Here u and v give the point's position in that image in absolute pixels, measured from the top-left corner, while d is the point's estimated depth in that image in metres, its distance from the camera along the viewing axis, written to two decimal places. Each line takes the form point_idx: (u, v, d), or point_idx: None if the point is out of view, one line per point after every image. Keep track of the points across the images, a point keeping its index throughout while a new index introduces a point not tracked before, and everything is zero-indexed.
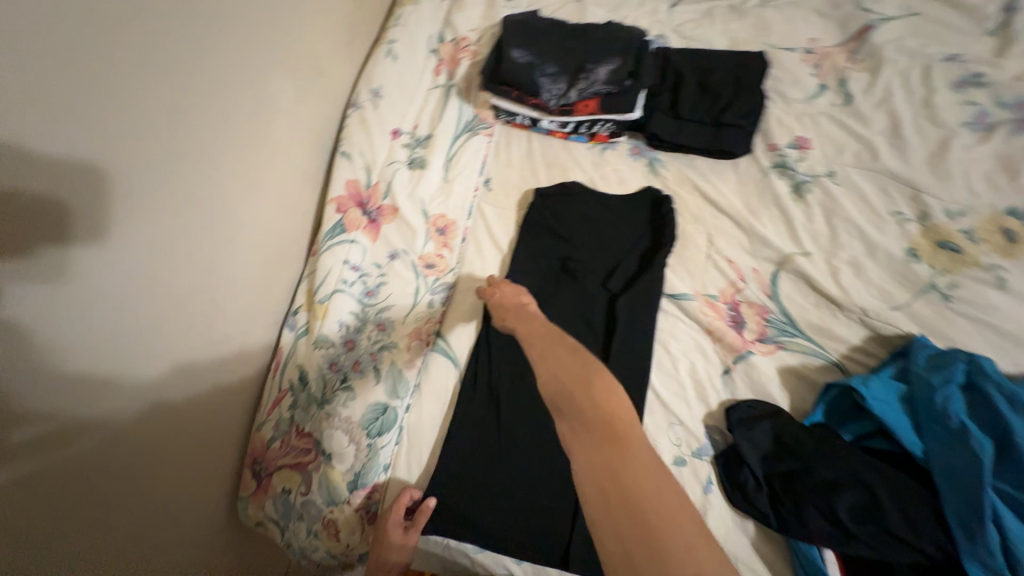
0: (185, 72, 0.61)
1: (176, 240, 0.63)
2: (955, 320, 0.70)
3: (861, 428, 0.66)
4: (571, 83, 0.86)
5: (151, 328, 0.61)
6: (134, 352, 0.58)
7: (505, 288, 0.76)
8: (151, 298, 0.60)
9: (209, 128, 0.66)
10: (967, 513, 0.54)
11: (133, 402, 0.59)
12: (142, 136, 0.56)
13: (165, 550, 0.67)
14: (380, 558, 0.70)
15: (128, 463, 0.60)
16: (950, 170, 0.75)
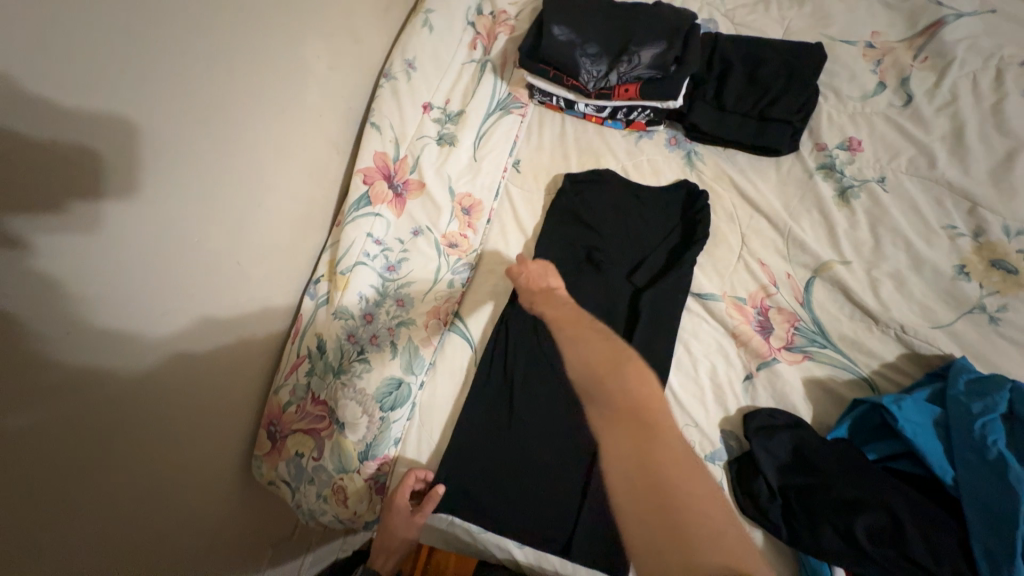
0: (218, 31, 0.60)
1: (205, 203, 0.63)
2: (1000, 344, 0.66)
3: (887, 448, 0.63)
4: (613, 65, 0.82)
5: (180, 289, 0.62)
6: (160, 308, 0.59)
7: (531, 267, 0.77)
8: (179, 257, 0.61)
9: (242, 91, 0.66)
10: (996, 547, 0.52)
11: (157, 360, 0.60)
12: (175, 96, 0.56)
13: (182, 502, 0.70)
14: (390, 530, 0.75)
15: (151, 419, 0.62)
16: (1013, 185, 0.70)
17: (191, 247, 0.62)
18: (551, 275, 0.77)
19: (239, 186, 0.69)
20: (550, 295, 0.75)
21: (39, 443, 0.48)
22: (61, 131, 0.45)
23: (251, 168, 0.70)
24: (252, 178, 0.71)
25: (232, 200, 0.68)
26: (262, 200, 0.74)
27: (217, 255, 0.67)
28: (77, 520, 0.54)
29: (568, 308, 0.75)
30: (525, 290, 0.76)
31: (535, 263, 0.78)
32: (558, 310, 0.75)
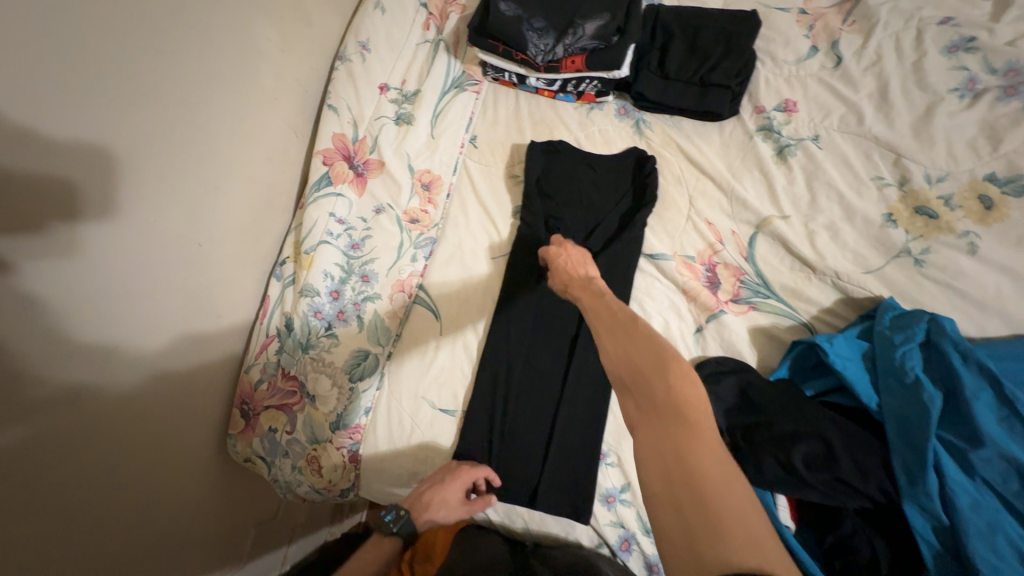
0: (169, 37, 0.63)
1: (172, 210, 0.66)
2: (923, 284, 0.72)
3: (823, 384, 0.68)
4: (559, 38, 0.85)
5: (153, 294, 0.65)
6: (133, 310, 0.63)
7: (571, 252, 0.71)
8: (150, 261, 0.64)
9: (197, 96, 0.68)
10: (912, 460, 0.56)
11: (134, 361, 0.64)
12: (135, 112, 0.59)
13: (171, 496, 0.73)
14: (436, 496, 0.70)
15: (132, 419, 0.65)
16: (932, 136, 0.75)
17: (150, 233, 0.63)
18: (591, 265, 0.69)
19: (197, 172, 0.70)
20: (587, 278, 0.64)
21: (16, 439, 0.51)
22: (24, 153, 0.48)
23: (208, 153, 0.71)
24: (211, 163, 0.72)
25: (190, 185, 0.69)
26: (224, 185, 0.75)
27: (179, 240, 0.68)
28: (49, 496, 0.56)
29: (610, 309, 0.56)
30: (558, 266, 0.69)
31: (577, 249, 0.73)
32: (596, 306, 0.57)
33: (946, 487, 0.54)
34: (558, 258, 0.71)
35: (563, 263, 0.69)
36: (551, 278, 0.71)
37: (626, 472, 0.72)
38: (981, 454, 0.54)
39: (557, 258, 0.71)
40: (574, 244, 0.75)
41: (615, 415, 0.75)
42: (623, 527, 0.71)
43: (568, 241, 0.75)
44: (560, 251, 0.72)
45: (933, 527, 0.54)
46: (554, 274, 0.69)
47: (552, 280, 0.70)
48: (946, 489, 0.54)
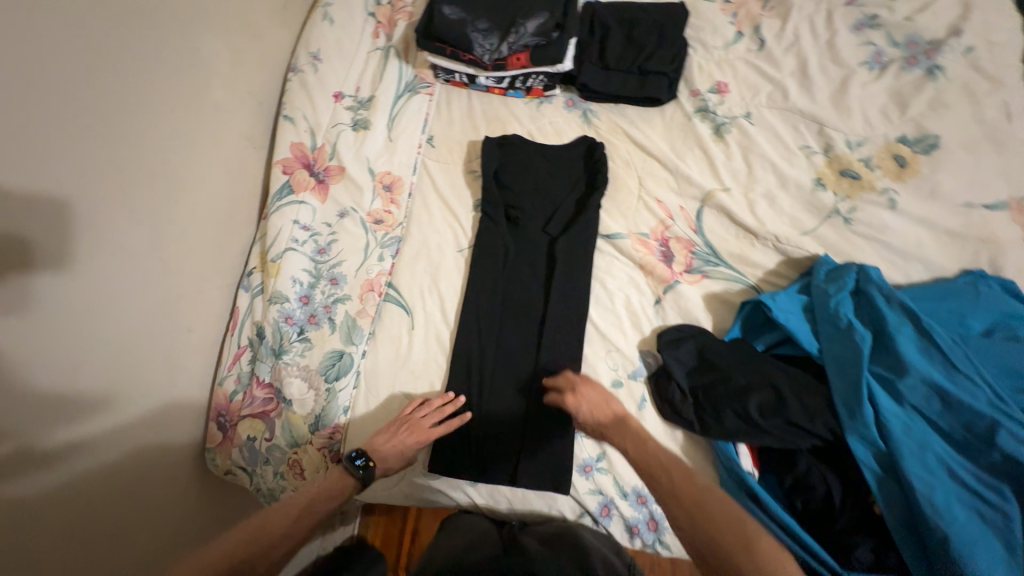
0: (115, 61, 0.64)
1: (129, 229, 0.67)
2: (854, 240, 0.78)
3: (771, 338, 0.73)
4: (502, 38, 0.90)
5: (116, 314, 0.65)
6: (97, 332, 0.63)
7: (586, 405, 0.71)
8: (109, 282, 0.64)
9: (146, 117, 0.69)
10: (849, 395, 0.62)
11: (100, 383, 0.64)
12: (80, 135, 0.60)
13: (162, 516, 0.73)
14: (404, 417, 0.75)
15: (105, 443, 0.65)
16: (849, 106, 0.83)
17: (109, 248, 0.64)
18: (613, 401, 0.72)
19: (153, 187, 0.71)
20: (626, 429, 0.69)
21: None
22: None
23: (163, 168, 0.72)
24: (167, 178, 0.73)
25: (147, 200, 0.70)
26: (182, 198, 0.76)
27: (140, 254, 0.69)
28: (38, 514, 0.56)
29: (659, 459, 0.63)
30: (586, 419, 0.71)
31: (595, 389, 0.73)
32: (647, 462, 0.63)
33: (881, 416, 0.60)
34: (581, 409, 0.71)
35: (590, 417, 0.71)
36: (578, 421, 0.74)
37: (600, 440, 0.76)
38: (907, 382, 0.60)
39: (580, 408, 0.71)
40: (587, 390, 0.72)
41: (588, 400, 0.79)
42: (602, 493, 0.74)
43: (576, 376, 0.75)
44: (579, 401, 0.72)
45: (874, 454, 0.60)
46: (583, 423, 0.72)
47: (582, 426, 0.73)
48: (881, 417, 0.60)
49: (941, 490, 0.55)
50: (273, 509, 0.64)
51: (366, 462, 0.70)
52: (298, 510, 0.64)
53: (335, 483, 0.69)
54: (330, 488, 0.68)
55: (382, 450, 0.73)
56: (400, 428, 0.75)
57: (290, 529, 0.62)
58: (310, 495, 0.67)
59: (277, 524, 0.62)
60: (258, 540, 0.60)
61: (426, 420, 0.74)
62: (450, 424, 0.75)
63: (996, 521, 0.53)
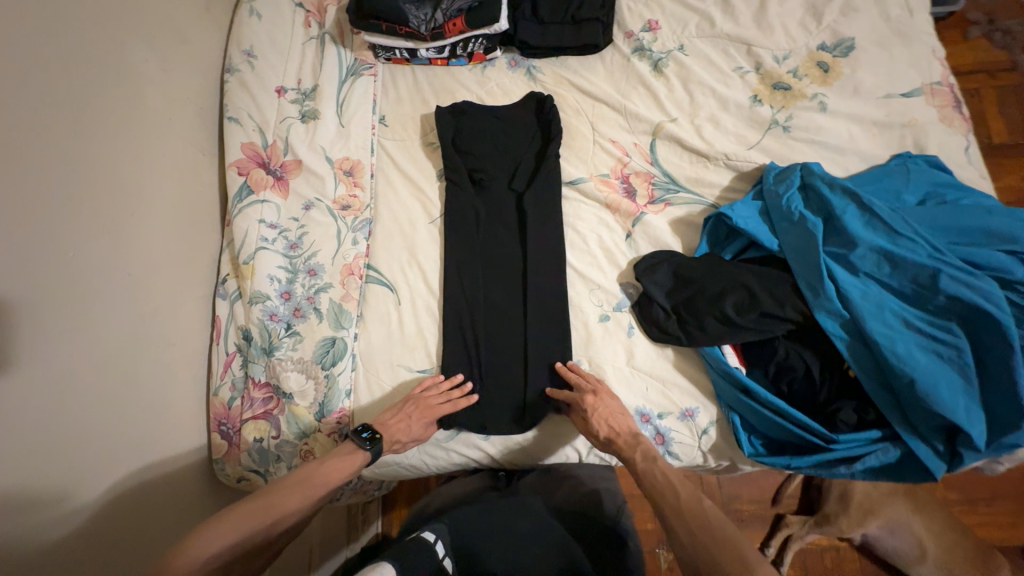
0: (40, 76, 0.63)
1: (87, 246, 0.66)
2: (794, 145, 0.84)
3: (737, 246, 0.77)
4: (436, 6, 0.90)
5: (91, 332, 0.65)
6: (74, 352, 0.62)
7: (601, 420, 0.71)
8: (77, 300, 0.63)
9: (84, 132, 0.68)
10: (812, 278, 0.68)
11: (88, 402, 0.63)
12: (21, 153, 0.59)
13: (175, 528, 0.73)
14: (413, 401, 0.75)
15: (104, 462, 0.64)
16: (770, 23, 0.88)
17: (72, 264, 0.64)
18: (628, 416, 0.73)
19: (109, 200, 0.70)
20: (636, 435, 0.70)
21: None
22: None
23: (115, 180, 0.71)
24: (120, 189, 0.72)
25: (105, 214, 0.69)
26: (140, 210, 0.75)
27: (107, 268, 0.68)
28: (41, 529, 0.56)
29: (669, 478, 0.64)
30: (601, 426, 0.70)
31: (612, 400, 0.73)
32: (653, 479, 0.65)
33: (841, 289, 0.66)
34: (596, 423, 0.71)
35: (605, 425, 0.70)
36: (587, 425, 0.72)
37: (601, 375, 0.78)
38: (859, 255, 0.67)
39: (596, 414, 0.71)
40: (607, 405, 0.72)
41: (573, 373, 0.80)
42: None
43: (597, 381, 0.75)
44: (596, 409, 0.72)
45: (841, 324, 0.66)
46: (596, 429, 0.70)
47: (591, 430, 0.71)
48: (841, 290, 0.66)
49: (902, 341, 0.62)
50: (290, 485, 0.65)
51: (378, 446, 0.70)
52: (314, 485, 0.66)
53: (354, 460, 0.70)
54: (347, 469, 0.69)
55: (392, 432, 0.73)
56: (409, 408, 0.75)
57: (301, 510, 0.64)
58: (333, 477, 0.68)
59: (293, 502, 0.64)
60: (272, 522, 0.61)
61: (435, 404, 0.75)
62: (456, 402, 0.76)
63: (952, 358, 0.61)
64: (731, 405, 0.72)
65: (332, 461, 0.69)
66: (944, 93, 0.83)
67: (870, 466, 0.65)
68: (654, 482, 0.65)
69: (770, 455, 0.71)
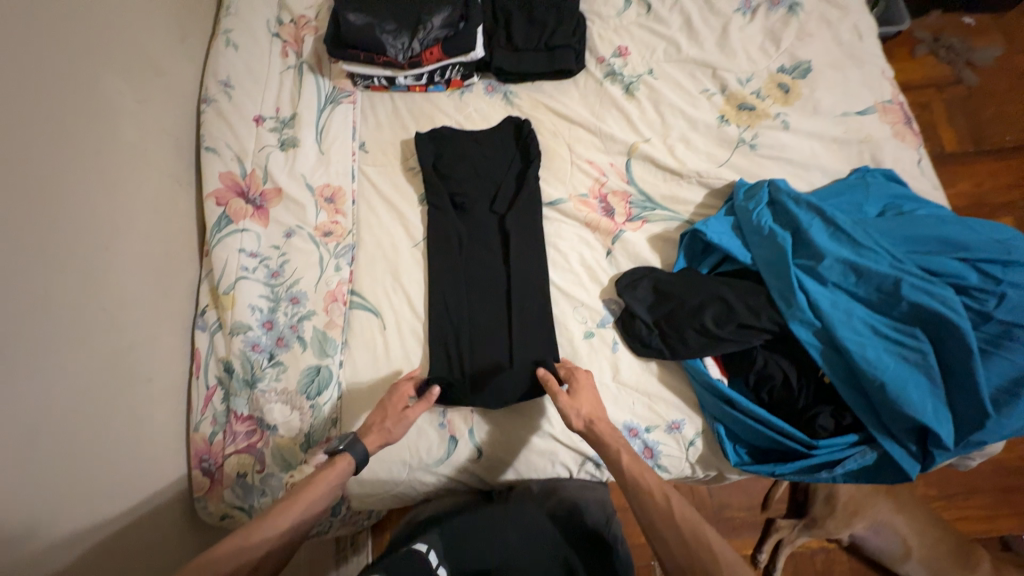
0: (13, 112, 0.62)
1: (60, 284, 0.64)
2: (761, 162, 0.88)
3: (713, 260, 0.80)
4: (412, 35, 0.91)
5: (63, 373, 0.62)
6: (47, 394, 0.60)
7: (583, 402, 0.71)
8: (50, 340, 0.61)
9: (56, 167, 0.66)
10: (784, 289, 0.71)
11: (62, 447, 0.61)
12: None
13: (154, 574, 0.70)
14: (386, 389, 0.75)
15: (77, 510, 0.61)
16: (733, 48, 0.93)
17: (48, 301, 0.62)
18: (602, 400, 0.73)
19: (84, 234, 0.69)
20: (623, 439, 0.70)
21: None
22: None
23: (88, 214, 0.70)
24: (95, 223, 0.71)
25: (80, 248, 0.68)
26: (116, 243, 0.74)
27: (82, 303, 0.67)
28: None
29: (662, 493, 0.62)
30: (585, 406, 0.71)
31: (590, 383, 0.74)
32: (644, 496, 0.62)
33: (812, 299, 0.69)
34: (579, 402, 0.71)
35: (590, 406, 0.71)
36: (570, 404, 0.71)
37: None
38: (826, 266, 0.70)
39: (577, 397, 0.72)
40: (585, 388, 0.73)
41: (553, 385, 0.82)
42: None
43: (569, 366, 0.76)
44: (573, 391, 0.72)
45: (814, 332, 0.68)
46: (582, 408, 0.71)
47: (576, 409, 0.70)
48: (812, 300, 0.69)
49: (872, 347, 0.65)
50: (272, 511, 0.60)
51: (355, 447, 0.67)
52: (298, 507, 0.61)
53: (337, 469, 0.66)
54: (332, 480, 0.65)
55: (371, 426, 0.71)
56: (383, 403, 0.74)
57: (283, 537, 0.59)
58: (315, 495, 0.63)
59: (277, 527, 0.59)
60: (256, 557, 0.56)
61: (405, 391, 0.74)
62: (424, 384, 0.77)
63: (918, 362, 0.63)
64: (715, 415, 0.74)
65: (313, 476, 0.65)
66: (894, 111, 0.89)
67: (850, 470, 0.67)
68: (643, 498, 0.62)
69: (755, 463, 0.72)
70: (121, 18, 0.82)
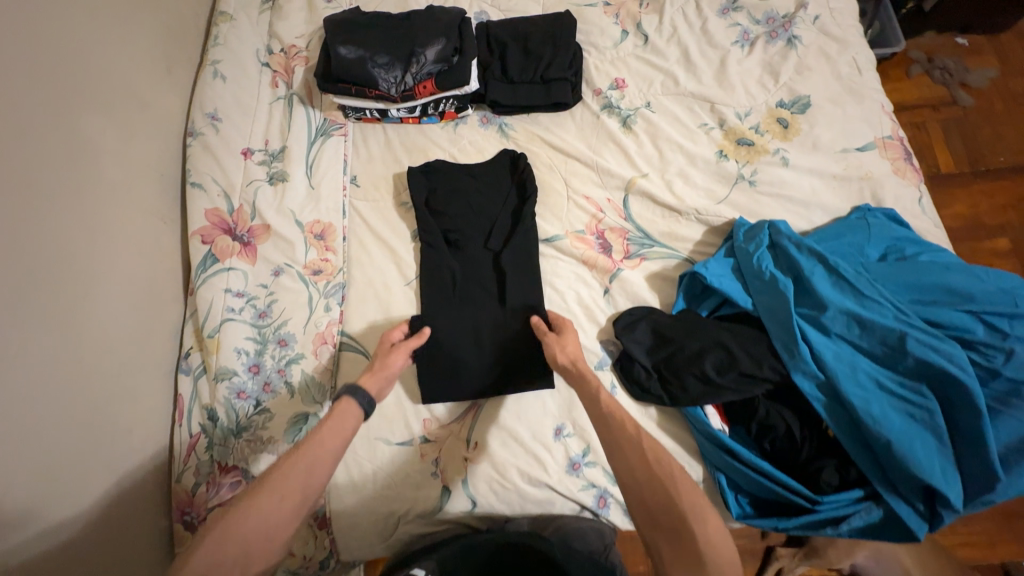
0: None
1: (34, 340, 0.61)
2: (761, 200, 0.87)
3: (713, 302, 0.78)
4: (405, 69, 0.89)
5: (36, 434, 0.59)
6: (16, 460, 0.57)
7: (567, 340, 0.76)
8: (21, 401, 0.58)
9: (30, 215, 0.64)
10: (786, 338, 0.69)
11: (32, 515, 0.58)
12: None
13: None
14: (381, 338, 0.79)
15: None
16: (731, 82, 0.92)
17: (16, 359, 0.58)
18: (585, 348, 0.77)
19: (58, 282, 0.65)
20: None
21: None
22: None
23: (66, 261, 0.67)
24: (70, 269, 0.67)
25: (53, 298, 0.64)
26: (92, 289, 0.70)
27: (55, 357, 0.63)
28: None
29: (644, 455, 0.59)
30: (569, 344, 0.75)
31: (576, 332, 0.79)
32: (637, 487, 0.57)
33: (815, 350, 0.67)
34: (563, 340, 0.75)
35: (573, 347, 0.75)
36: (557, 343, 0.75)
37: (584, 437, 0.78)
38: (829, 316, 0.68)
39: (563, 338, 0.76)
40: (569, 329, 0.78)
41: (549, 426, 0.79)
42: (595, 486, 0.76)
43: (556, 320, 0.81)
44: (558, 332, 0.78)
45: (817, 384, 0.66)
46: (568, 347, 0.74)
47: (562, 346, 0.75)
48: (815, 351, 0.67)
49: (877, 403, 0.63)
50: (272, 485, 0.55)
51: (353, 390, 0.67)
52: (306, 464, 0.57)
53: (347, 421, 0.64)
54: (342, 432, 0.62)
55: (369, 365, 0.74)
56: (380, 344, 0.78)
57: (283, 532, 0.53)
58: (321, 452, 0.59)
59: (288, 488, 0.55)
60: (267, 529, 0.52)
61: (398, 330, 0.79)
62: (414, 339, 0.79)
63: (924, 419, 0.62)
64: (716, 464, 0.72)
65: (322, 427, 0.62)
66: (894, 146, 0.88)
67: (856, 526, 0.65)
68: (630, 466, 0.59)
69: (757, 516, 0.70)
70: (103, 53, 0.79)
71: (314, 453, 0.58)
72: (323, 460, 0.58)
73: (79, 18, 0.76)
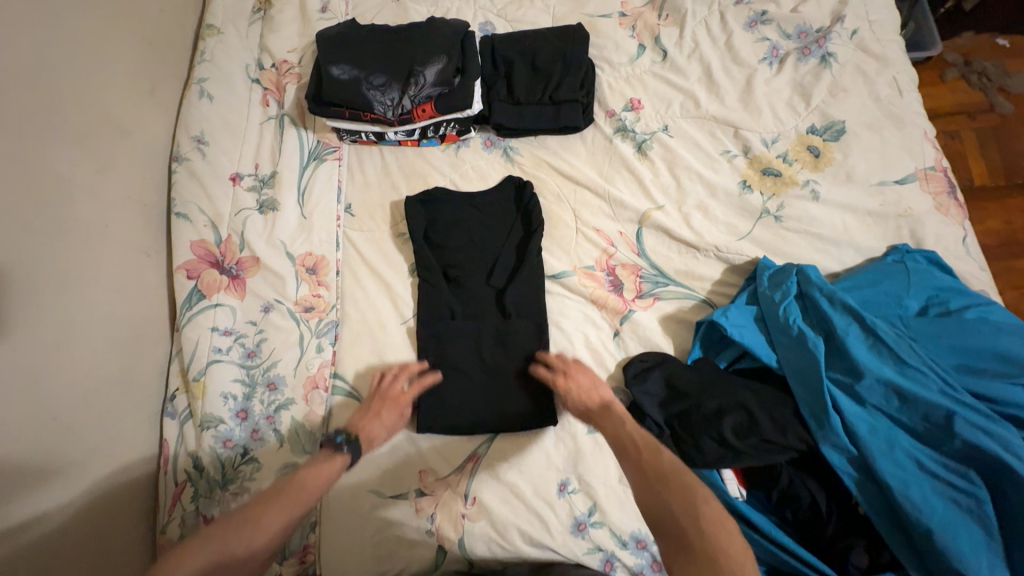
0: None
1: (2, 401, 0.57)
2: (788, 236, 0.79)
3: (732, 354, 0.73)
4: (403, 90, 0.83)
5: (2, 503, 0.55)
6: None
7: (579, 377, 0.72)
8: None
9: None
10: (815, 404, 0.64)
11: None
12: None
13: None
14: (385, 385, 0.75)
15: None
16: (757, 105, 0.85)
17: None
18: (602, 387, 0.71)
19: (28, 335, 0.61)
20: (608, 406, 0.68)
21: None
22: None
23: (36, 310, 0.62)
24: (42, 320, 0.63)
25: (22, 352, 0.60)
26: (67, 337, 0.66)
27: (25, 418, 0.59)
28: None
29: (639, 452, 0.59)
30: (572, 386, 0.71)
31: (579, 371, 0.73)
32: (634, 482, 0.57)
33: (848, 421, 0.62)
34: (569, 382, 0.72)
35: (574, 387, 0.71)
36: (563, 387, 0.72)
37: (591, 493, 0.73)
38: (864, 384, 0.62)
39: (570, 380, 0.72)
40: (574, 364, 0.74)
41: (552, 481, 0.74)
42: (602, 549, 0.71)
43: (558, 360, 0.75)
44: (571, 372, 0.73)
45: (847, 458, 0.61)
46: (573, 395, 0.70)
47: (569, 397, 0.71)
48: (849, 423, 0.61)
49: (917, 487, 0.57)
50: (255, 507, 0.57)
51: (352, 437, 0.67)
52: (287, 501, 0.58)
53: (332, 462, 0.64)
54: (324, 472, 0.62)
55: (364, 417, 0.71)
56: (380, 393, 0.74)
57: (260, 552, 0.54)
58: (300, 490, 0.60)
59: (270, 525, 0.55)
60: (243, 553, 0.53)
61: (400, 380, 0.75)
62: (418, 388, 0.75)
63: (969, 506, 0.56)
64: None
65: (303, 469, 0.62)
66: (937, 179, 0.80)
67: None
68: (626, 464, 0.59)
69: None
70: (81, 79, 0.74)
71: (296, 495, 0.59)
72: (301, 501, 0.59)
73: (54, 44, 0.71)
